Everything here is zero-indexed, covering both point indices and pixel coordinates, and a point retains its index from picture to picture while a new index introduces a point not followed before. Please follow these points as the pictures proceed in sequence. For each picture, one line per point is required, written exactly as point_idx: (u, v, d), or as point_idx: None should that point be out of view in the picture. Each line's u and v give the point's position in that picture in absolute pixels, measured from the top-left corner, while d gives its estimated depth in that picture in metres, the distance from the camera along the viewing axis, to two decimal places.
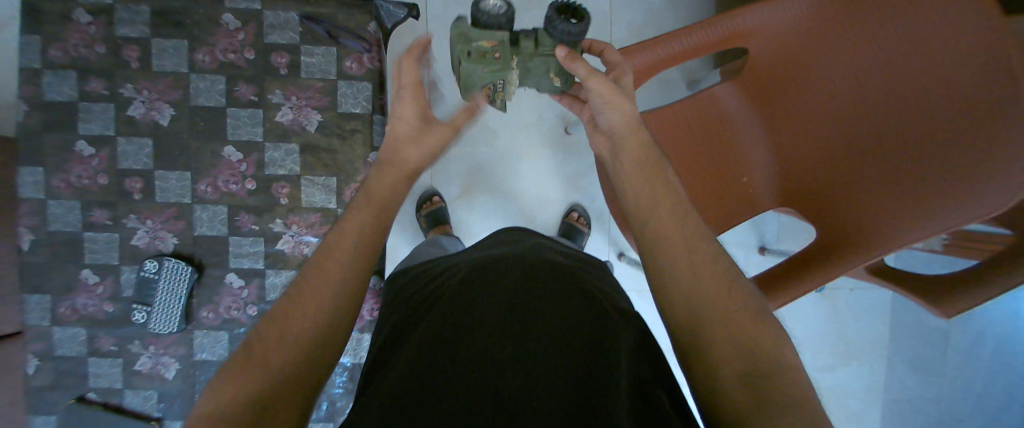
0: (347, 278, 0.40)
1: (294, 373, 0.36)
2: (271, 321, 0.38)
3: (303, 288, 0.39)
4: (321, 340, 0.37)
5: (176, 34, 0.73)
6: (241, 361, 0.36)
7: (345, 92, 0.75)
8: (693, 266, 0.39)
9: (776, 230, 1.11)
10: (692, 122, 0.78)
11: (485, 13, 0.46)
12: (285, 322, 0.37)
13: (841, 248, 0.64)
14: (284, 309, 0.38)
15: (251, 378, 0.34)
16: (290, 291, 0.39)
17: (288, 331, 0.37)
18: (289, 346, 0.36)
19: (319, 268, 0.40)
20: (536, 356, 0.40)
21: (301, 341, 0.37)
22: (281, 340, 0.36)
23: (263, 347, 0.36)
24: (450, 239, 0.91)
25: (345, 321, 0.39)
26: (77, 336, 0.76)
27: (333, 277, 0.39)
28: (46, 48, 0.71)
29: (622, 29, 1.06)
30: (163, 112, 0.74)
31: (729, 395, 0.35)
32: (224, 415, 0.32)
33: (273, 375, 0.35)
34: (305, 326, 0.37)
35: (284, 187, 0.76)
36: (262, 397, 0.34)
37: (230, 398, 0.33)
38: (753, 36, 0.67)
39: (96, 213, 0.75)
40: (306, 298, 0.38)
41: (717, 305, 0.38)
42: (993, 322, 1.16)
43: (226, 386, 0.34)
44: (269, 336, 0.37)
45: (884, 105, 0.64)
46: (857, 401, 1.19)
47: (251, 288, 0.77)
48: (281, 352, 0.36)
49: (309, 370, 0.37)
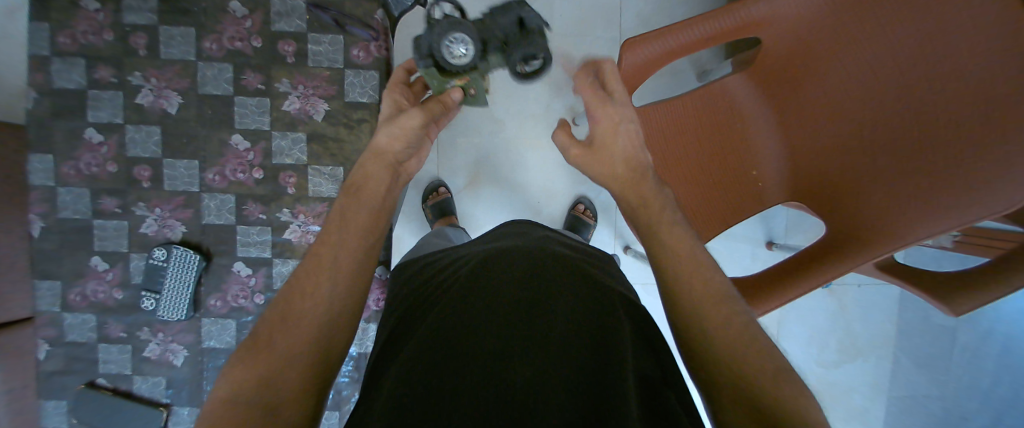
0: (346, 263, 0.40)
1: (301, 359, 0.37)
2: (275, 306, 0.38)
3: (304, 276, 0.39)
4: (325, 324, 0.38)
5: (184, 22, 0.73)
6: (251, 344, 0.37)
7: (352, 81, 0.75)
8: (685, 263, 0.41)
9: (785, 224, 1.10)
10: (700, 116, 0.77)
11: (456, 64, 0.42)
12: (290, 307, 0.38)
13: (850, 244, 0.63)
14: (286, 295, 0.39)
15: (260, 362, 0.36)
16: (293, 275, 0.40)
17: (291, 316, 0.38)
18: (293, 330, 0.37)
19: (317, 253, 0.40)
20: (541, 350, 0.40)
21: (306, 327, 0.37)
22: (285, 326, 0.37)
23: (270, 331, 0.37)
24: (456, 230, 0.91)
25: (347, 305, 0.40)
26: (87, 323, 0.77)
27: (332, 262, 0.40)
28: (56, 35, 0.71)
29: (631, 19, 1.05)
30: (171, 100, 0.74)
31: (721, 379, 0.37)
32: (236, 399, 0.34)
33: (281, 360, 0.36)
34: (310, 311, 0.38)
35: (291, 177, 0.76)
36: (269, 381, 0.35)
37: (242, 380, 0.35)
38: (767, 27, 0.65)
39: (106, 201, 0.75)
40: (310, 284, 0.39)
41: (711, 306, 0.39)
42: (1002, 321, 1.14)
43: (238, 370, 0.35)
44: (274, 323, 0.38)
45: (901, 100, 0.63)
46: (862, 398, 1.19)
47: (258, 277, 0.77)
48: (286, 337, 0.37)
49: (316, 357, 0.37)
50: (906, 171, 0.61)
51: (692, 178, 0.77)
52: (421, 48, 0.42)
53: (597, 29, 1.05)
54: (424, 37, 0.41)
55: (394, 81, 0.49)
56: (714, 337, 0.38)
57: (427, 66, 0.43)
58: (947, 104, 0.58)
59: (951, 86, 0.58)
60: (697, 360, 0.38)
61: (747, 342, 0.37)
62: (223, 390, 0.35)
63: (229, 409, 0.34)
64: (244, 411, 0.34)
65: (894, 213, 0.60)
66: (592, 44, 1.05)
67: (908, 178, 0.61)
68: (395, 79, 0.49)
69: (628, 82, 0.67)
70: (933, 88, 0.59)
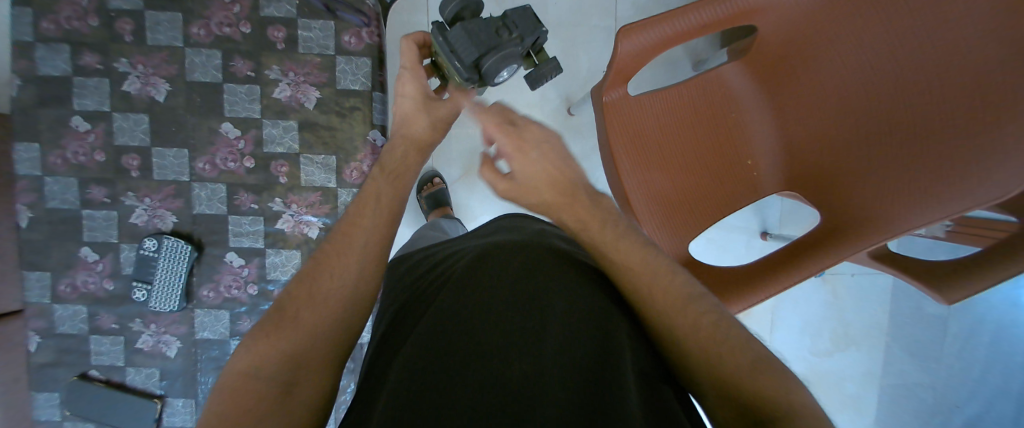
0: (375, 249, 0.41)
1: (325, 336, 0.38)
2: (302, 282, 0.39)
3: (331, 254, 0.40)
4: (350, 303, 0.39)
5: (171, 7, 0.71)
6: (272, 320, 0.37)
7: (344, 68, 0.73)
8: (641, 270, 0.42)
9: (779, 214, 1.10)
10: (697, 105, 0.76)
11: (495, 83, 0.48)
12: (316, 284, 0.39)
13: (843, 235, 0.63)
14: (314, 271, 0.39)
15: (286, 337, 0.36)
16: (319, 254, 0.41)
17: (319, 293, 0.38)
18: (320, 306, 0.38)
19: (348, 233, 0.42)
20: (538, 341, 0.40)
21: (332, 306, 0.38)
22: (312, 301, 0.38)
23: (295, 307, 0.38)
24: (451, 222, 0.90)
25: (371, 286, 0.41)
26: (78, 314, 0.76)
27: (363, 245, 0.41)
28: (38, 20, 0.70)
29: (628, 7, 1.04)
30: (159, 88, 0.73)
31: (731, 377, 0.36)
32: (257, 372, 0.34)
33: (305, 336, 0.37)
34: (336, 292, 0.39)
35: (282, 165, 0.75)
36: (294, 356, 0.36)
37: (264, 355, 0.35)
38: (763, 14, 0.65)
39: (94, 191, 0.74)
40: (337, 264, 0.40)
41: (676, 311, 0.39)
42: (992, 310, 1.15)
43: (259, 344, 0.36)
44: (300, 297, 0.38)
45: (899, 89, 0.62)
46: (854, 386, 1.20)
47: (251, 267, 0.77)
48: (313, 312, 0.38)
49: (336, 337, 0.38)
50: (902, 163, 0.61)
51: (688, 169, 0.77)
52: (469, 67, 0.45)
53: (592, 17, 1.03)
54: (474, 58, 0.45)
55: (413, 63, 0.49)
56: (714, 340, 0.37)
57: (470, 81, 0.47)
58: (944, 95, 0.57)
59: (944, 74, 0.57)
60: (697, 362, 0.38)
61: (726, 340, 0.37)
62: (243, 363, 0.35)
63: (248, 383, 0.34)
64: (267, 384, 0.34)
65: (887, 205, 0.60)
66: (588, 33, 1.04)
67: (905, 169, 0.60)
68: (412, 60, 0.49)
69: (625, 68, 0.67)
70: (927, 77, 0.59)
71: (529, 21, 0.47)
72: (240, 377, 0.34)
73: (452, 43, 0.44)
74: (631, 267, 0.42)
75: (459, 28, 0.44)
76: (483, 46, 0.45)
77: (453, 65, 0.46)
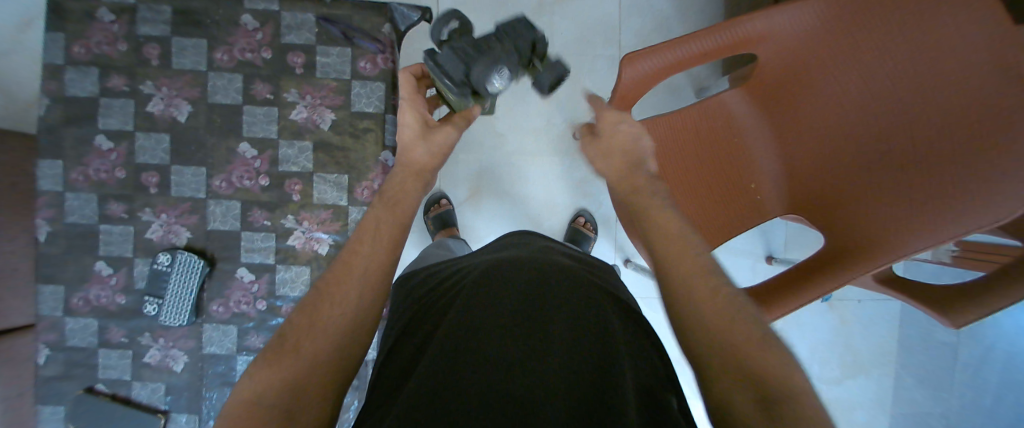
0: (381, 274, 0.43)
1: (326, 361, 0.39)
2: (304, 311, 0.41)
3: (331, 282, 0.42)
4: (351, 334, 0.41)
5: (196, 34, 0.75)
6: (274, 349, 0.39)
7: (359, 91, 0.77)
8: (679, 275, 0.40)
9: (784, 237, 1.11)
10: (700, 130, 0.79)
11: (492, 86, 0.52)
12: (317, 313, 0.40)
13: (848, 256, 0.64)
14: (315, 298, 0.41)
15: (288, 363, 0.38)
16: (322, 282, 0.42)
17: (319, 320, 0.40)
18: (320, 333, 0.39)
19: (350, 261, 0.43)
20: (543, 358, 0.41)
21: (332, 333, 0.40)
22: (313, 328, 0.40)
23: (297, 336, 0.39)
24: (457, 241, 0.92)
25: (371, 311, 0.42)
26: (88, 327, 0.77)
27: (369, 272, 0.43)
28: (70, 44, 0.73)
29: (632, 34, 1.08)
30: (180, 109, 0.76)
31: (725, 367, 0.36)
32: (263, 400, 0.36)
33: (307, 361, 0.38)
34: (338, 317, 0.40)
35: (296, 184, 0.77)
36: (295, 382, 0.37)
37: (268, 382, 0.37)
38: (763, 41, 0.67)
39: (113, 207, 0.76)
40: (339, 292, 0.41)
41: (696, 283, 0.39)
42: (1002, 337, 1.14)
43: (263, 372, 0.37)
44: (302, 325, 0.40)
45: (895, 116, 0.64)
46: (865, 415, 1.18)
47: (260, 283, 0.78)
48: (313, 339, 0.39)
49: (338, 360, 0.40)
50: (902, 185, 0.63)
51: (693, 191, 0.78)
52: (460, 81, 0.50)
53: (597, 46, 1.07)
54: (463, 71, 0.49)
55: (411, 93, 0.51)
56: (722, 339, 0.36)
57: (464, 95, 0.51)
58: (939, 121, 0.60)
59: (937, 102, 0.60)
60: (697, 350, 0.38)
61: (734, 322, 0.37)
62: (246, 393, 0.37)
63: (252, 411, 0.36)
64: (266, 412, 0.36)
65: (892, 227, 0.62)
66: (593, 60, 1.07)
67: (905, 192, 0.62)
68: (410, 91, 0.52)
69: (631, 94, 0.69)
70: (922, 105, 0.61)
71: (511, 34, 0.52)
72: (245, 404, 0.36)
73: (441, 62, 0.49)
74: (662, 239, 0.42)
75: (446, 49, 0.50)
76: (470, 62, 0.50)
77: (444, 83, 0.50)
